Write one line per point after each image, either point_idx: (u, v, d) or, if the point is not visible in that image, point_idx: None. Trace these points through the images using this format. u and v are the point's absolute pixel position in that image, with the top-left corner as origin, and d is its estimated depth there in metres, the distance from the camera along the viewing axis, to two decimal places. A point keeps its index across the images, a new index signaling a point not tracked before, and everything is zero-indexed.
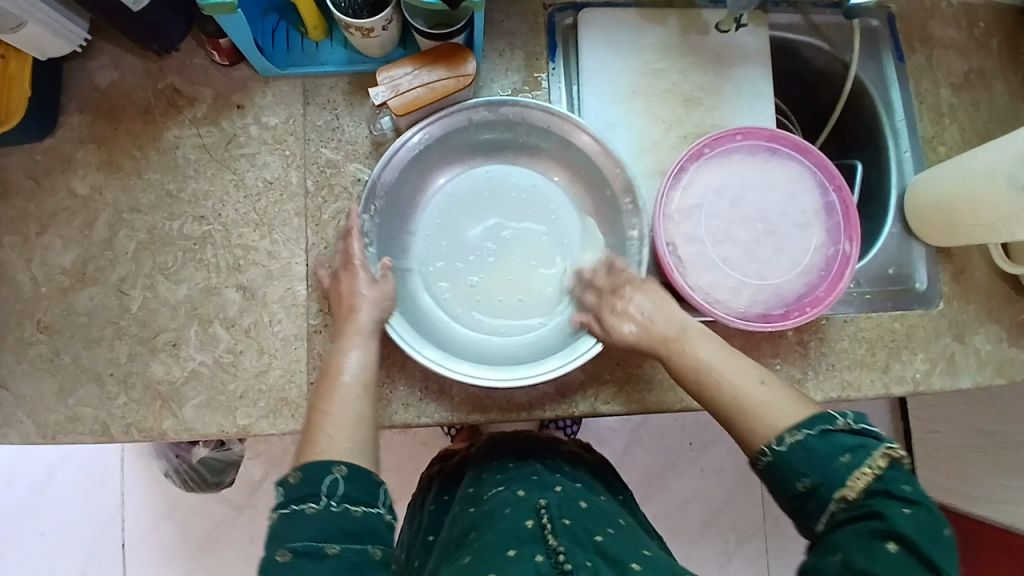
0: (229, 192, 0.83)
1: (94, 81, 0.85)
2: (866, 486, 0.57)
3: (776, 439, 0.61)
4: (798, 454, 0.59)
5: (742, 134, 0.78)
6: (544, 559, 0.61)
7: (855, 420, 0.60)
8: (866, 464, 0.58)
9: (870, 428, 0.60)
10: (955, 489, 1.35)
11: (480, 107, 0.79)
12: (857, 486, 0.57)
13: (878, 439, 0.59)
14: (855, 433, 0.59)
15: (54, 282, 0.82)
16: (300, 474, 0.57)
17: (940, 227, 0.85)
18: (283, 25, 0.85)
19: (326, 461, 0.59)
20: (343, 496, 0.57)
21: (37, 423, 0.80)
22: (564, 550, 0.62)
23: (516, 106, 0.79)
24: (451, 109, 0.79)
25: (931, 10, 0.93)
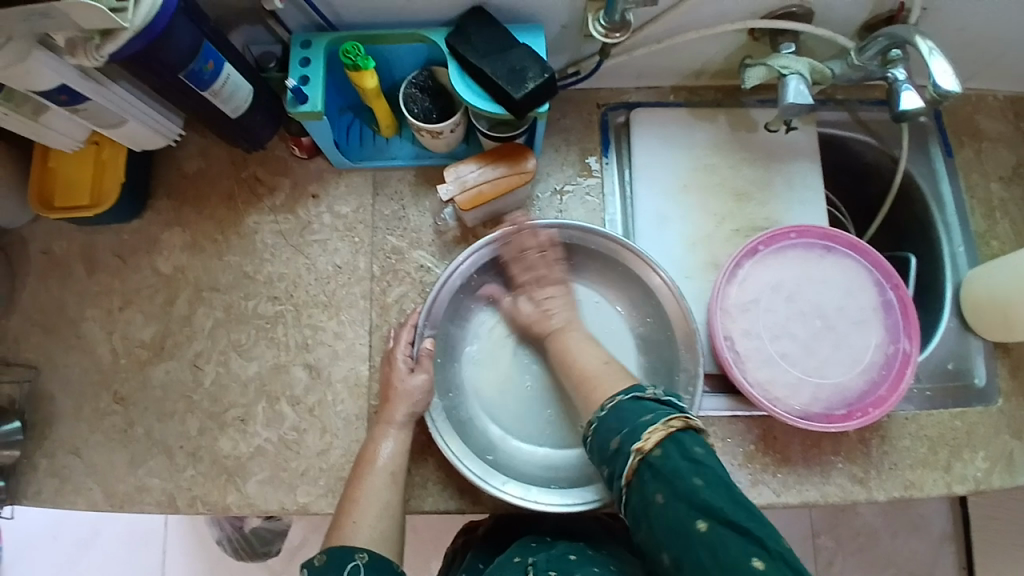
0: (301, 275, 0.88)
1: (183, 169, 0.93)
2: (659, 441, 0.58)
3: (606, 406, 0.65)
4: (612, 415, 0.63)
5: (797, 233, 0.80)
6: None
7: (665, 392, 0.64)
8: (663, 422, 0.59)
9: (679, 400, 0.63)
10: None
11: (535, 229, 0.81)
12: (652, 440, 0.58)
13: (683, 409, 0.61)
14: (661, 400, 0.62)
15: (134, 355, 0.88)
16: (326, 558, 0.63)
17: (1000, 327, 0.84)
18: (358, 122, 0.92)
19: (347, 551, 0.64)
20: None
21: (108, 490, 0.84)
22: None
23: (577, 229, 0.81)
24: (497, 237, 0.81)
25: (978, 103, 0.96)
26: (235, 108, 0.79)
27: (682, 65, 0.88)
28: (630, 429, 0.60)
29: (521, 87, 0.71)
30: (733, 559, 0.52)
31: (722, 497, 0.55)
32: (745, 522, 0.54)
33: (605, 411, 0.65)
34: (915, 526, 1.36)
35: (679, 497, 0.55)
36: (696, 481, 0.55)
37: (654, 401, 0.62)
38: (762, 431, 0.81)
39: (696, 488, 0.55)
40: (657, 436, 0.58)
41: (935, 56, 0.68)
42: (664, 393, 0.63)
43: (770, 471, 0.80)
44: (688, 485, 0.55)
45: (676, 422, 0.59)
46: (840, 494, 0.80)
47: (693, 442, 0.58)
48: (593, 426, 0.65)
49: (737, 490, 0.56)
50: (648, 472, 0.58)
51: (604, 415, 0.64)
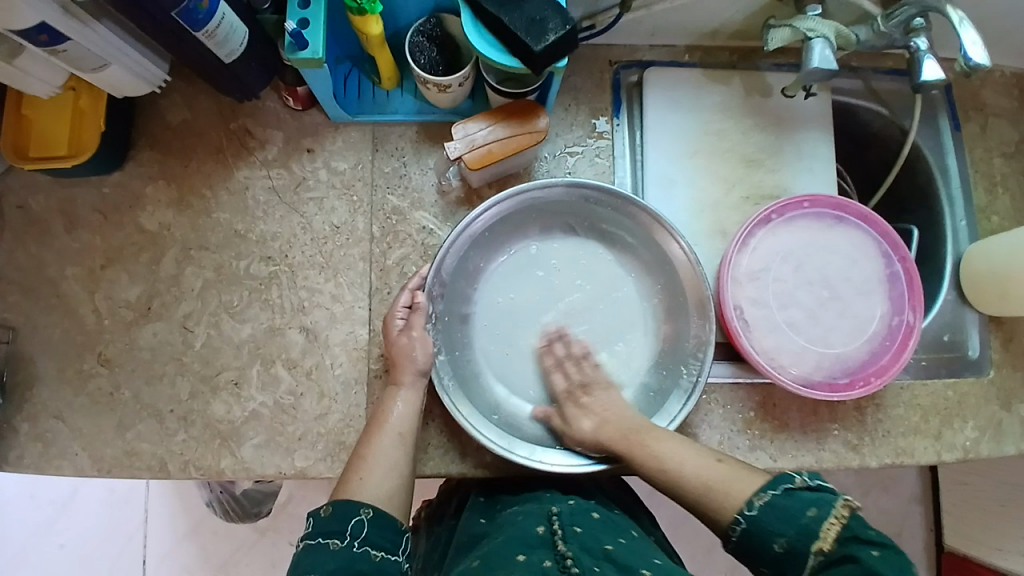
0: (296, 234, 0.84)
1: (167, 119, 0.87)
2: (835, 536, 0.58)
3: (746, 504, 0.63)
4: (768, 514, 0.61)
5: (809, 202, 0.79)
6: (552, 563, 0.59)
7: (811, 478, 0.63)
8: (831, 514, 0.59)
9: (825, 484, 0.63)
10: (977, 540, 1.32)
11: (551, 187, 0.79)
12: (829, 537, 0.58)
13: (834, 492, 0.61)
14: (813, 488, 0.62)
15: (118, 315, 0.83)
16: (331, 510, 0.64)
17: (994, 296, 0.85)
18: (355, 73, 0.87)
19: (351, 507, 0.64)
20: (364, 539, 0.63)
21: (95, 455, 0.81)
22: (572, 556, 0.60)
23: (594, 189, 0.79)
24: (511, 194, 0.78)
25: (990, 75, 0.95)
26: (228, 53, 0.73)
27: (699, 23, 0.84)
28: (796, 529, 0.59)
29: (540, 39, 0.67)
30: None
31: (892, 566, 0.56)
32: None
33: (755, 509, 0.62)
34: (886, 487, 1.42)
35: (857, 572, 0.56)
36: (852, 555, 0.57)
37: (806, 490, 0.61)
38: (762, 399, 0.82)
39: (809, 521, 0.59)
40: (832, 533, 0.58)
41: (966, 27, 0.68)
42: (811, 479, 0.63)
43: (769, 438, 0.81)
44: (802, 520, 0.59)
45: (844, 510, 0.59)
46: (836, 461, 0.82)
47: (862, 525, 0.59)
48: (740, 525, 0.62)
49: (905, 561, 0.57)
50: (828, 566, 0.58)
51: (756, 511, 0.62)
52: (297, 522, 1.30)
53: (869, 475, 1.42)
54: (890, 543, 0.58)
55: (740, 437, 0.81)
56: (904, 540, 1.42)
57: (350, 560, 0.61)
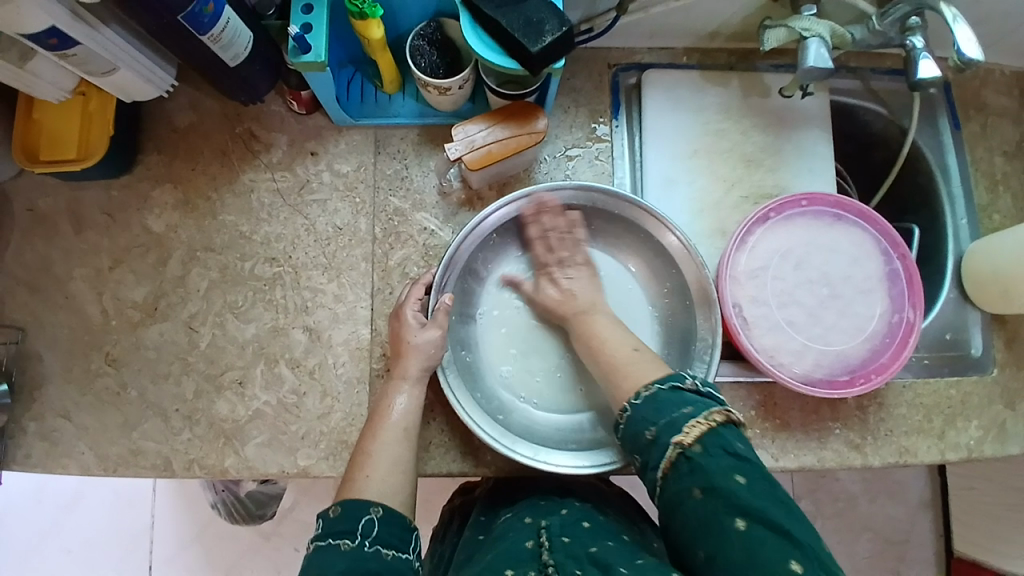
0: (300, 235, 0.86)
1: (174, 123, 0.88)
2: (702, 436, 0.60)
3: (635, 394, 0.65)
4: (647, 405, 0.63)
5: (808, 199, 0.79)
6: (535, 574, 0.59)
7: (702, 383, 0.65)
8: (704, 415, 0.61)
9: (714, 393, 0.64)
10: (985, 546, 1.30)
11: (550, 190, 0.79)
12: (693, 433, 0.60)
13: (718, 400, 0.63)
14: (699, 392, 0.63)
15: (125, 316, 0.85)
16: (340, 510, 0.64)
17: (997, 295, 0.84)
18: (358, 77, 0.89)
19: (361, 507, 0.64)
20: (376, 538, 0.62)
21: (101, 454, 0.82)
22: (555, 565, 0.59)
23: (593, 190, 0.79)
24: (515, 197, 0.78)
25: (989, 75, 0.95)
26: (234, 56, 0.75)
27: (696, 25, 0.85)
28: (667, 421, 0.61)
29: (537, 41, 0.68)
30: (776, 552, 0.54)
31: (756, 493, 0.57)
32: (784, 518, 0.56)
33: (641, 400, 0.64)
34: (892, 493, 1.41)
35: (716, 492, 0.57)
36: (734, 475, 0.58)
37: (690, 393, 0.63)
38: (763, 398, 0.82)
39: (684, 416, 0.61)
40: (697, 431, 0.60)
41: (960, 24, 0.67)
42: (702, 385, 0.64)
43: (770, 437, 0.81)
44: (677, 417, 0.61)
45: (716, 416, 0.60)
46: (837, 460, 0.81)
47: (733, 437, 0.60)
48: (626, 415, 0.65)
49: (773, 484, 0.59)
50: (690, 463, 0.59)
51: (640, 405, 0.64)
52: (301, 526, 1.31)
53: (874, 480, 1.41)
54: (758, 466, 0.59)
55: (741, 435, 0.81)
56: (911, 546, 1.40)
57: (364, 559, 0.60)
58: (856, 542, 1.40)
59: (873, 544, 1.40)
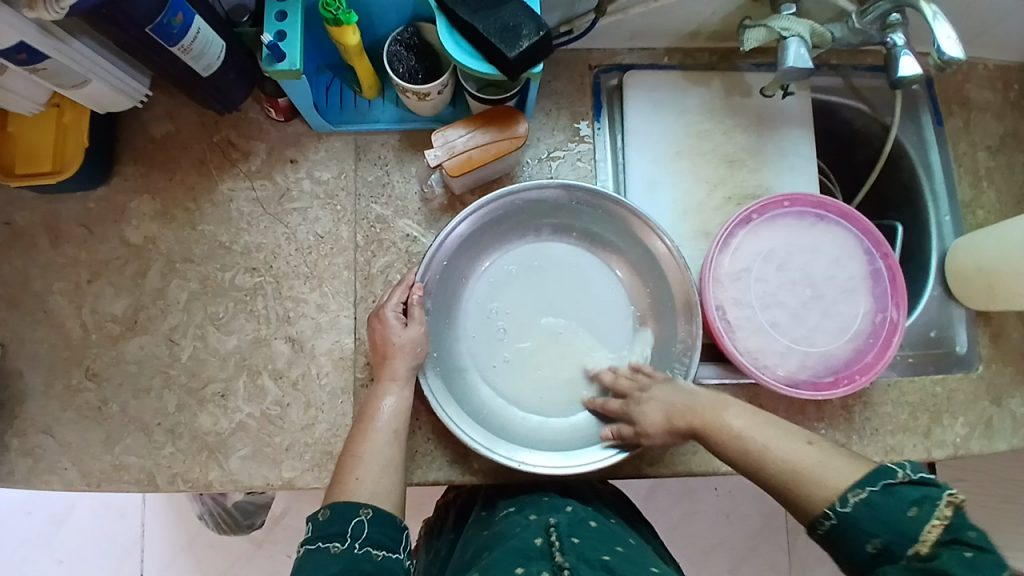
0: (281, 245, 0.85)
1: (150, 132, 0.87)
2: (937, 536, 0.51)
3: (838, 501, 0.54)
4: (866, 516, 0.53)
5: (790, 201, 0.79)
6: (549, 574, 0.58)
7: (910, 469, 0.54)
8: (932, 512, 0.51)
9: (925, 474, 0.54)
10: None
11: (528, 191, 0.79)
12: (930, 538, 0.51)
13: (937, 485, 0.53)
14: (913, 483, 0.53)
15: (105, 329, 0.84)
16: (330, 512, 0.63)
17: (980, 292, 0.85)
18: (337, 83, 0.88)
19: (350, 509, 0.63)
20: (366, 538, 0.62)
21: (83, 470, 0.81)
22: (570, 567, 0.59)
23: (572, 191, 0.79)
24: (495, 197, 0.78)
25: (970, 71, 0.95)
26: (206, 66, 0.74)
27: (677, 25, 0.85)
28: (890, 530, 0.52)
29: (515, 45, 0.68)
30: None
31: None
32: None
33: (850, 506, 0.54)
34: None
35: None
36: (974, 558, 0.50)
37: (906, 487, 0.53)
38: (748, 399, 0.81)
39: (909, 519, 0.51)
40: (934, 536, 0.50)
41: (940, 21, 0.67)
42: (913, 473, 0.54)
43: None
44: (901, 518, 0.52)
45: (950, 512, 0.51)
46: None
47: (965, 524, 0.51)
48: (830, 524, 0.54)
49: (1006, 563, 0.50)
50: (928, 574, 0.50)
51: (852, 512, 0.53)
52: (293, 533, 1.30)
53: None
54: (997, 548, 0.50)
55: None
56: None
57: (357, 561, 0.60)
58: None
59: None
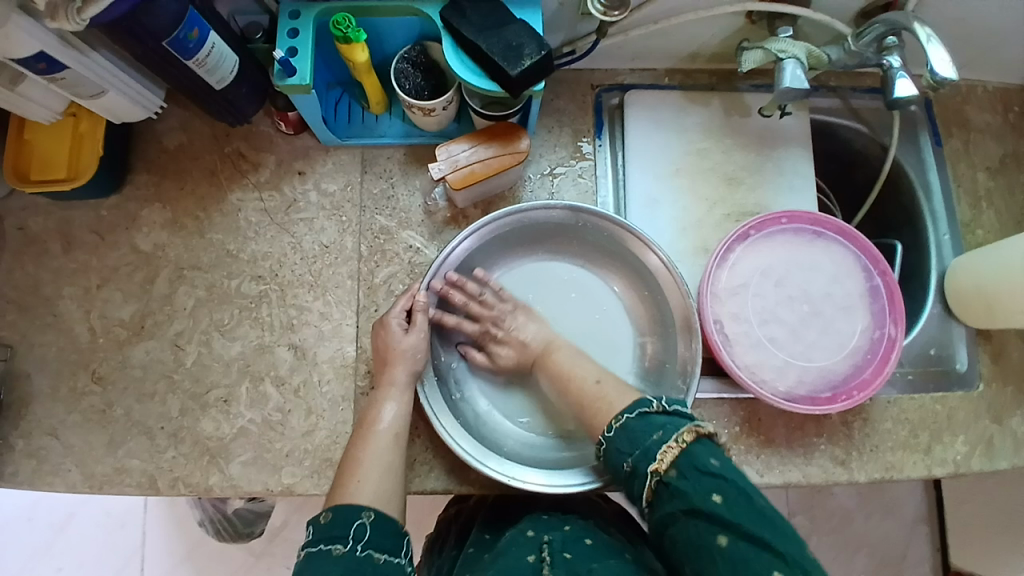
0: (286, 254, 0.86)
1: (164, 143, 0.90)
2: (674, 458, 0.62)
3: (608, 425, 0.68)
4: (620, 436, 0.65)
5: (788, 217, 0.80)
6: None
7: (670, 402, 0.66)
8: (673, 438, 0.62)
9: (683, 408, 0.66)
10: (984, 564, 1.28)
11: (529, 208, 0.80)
12: (666, 458, 0.62)
13: (689, 418, 0.64)
14: (667, 412, 0.65)
15: (112, 334, 0.85)
16: (332, 515, 0.63)
17: (980, 311, 0.85)
18: (346, 98, 0.90)
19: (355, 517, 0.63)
20: (367, 542, 0.62)
21: (88, 472, 0.82)
22: None
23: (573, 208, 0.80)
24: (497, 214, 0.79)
25: (970, 93, 0.96)
26: (219, 80, 0.76)
27: (677, 47, 0.87)
28: (641, 450, 0.63)
29: (517, 64, 0.70)
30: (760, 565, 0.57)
31: (734, 507, 0.59)
32: (747, 487, 0.61)
33: (611, 431, 0.67)
34: (888, 509, 1.39)
35: (698, 512, 0.59)
36: (711, 494, 0.59)
37: (660, 415, 0.65)
38: (746, 414, 0.81)
39: (654, 441, 0.63)
40: (670, 455, 0.62)
41: (933, 44, 0.68)
42: (669, 403, 0.66)
43: (754, 453, 0.80)
44: (648, 440, 0.63)
45: (688, 436, 0.63)
46: (822, 476, 0.81)
47: (705, 453, 0.62)
48: (602, 446, 0.67)
49: (753, 498, 0.60)
50: (663, 486, 0.62)
51: (612, 435, 0.66)
52: (292, 545, 1.30)
53: (869, 496, 1.40)
54: (732, 478, 0.60)
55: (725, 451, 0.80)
56: (909, 563, 1.38)
57: (358, 565, 0.60)
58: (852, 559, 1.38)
59: (870, 560, 1.38)
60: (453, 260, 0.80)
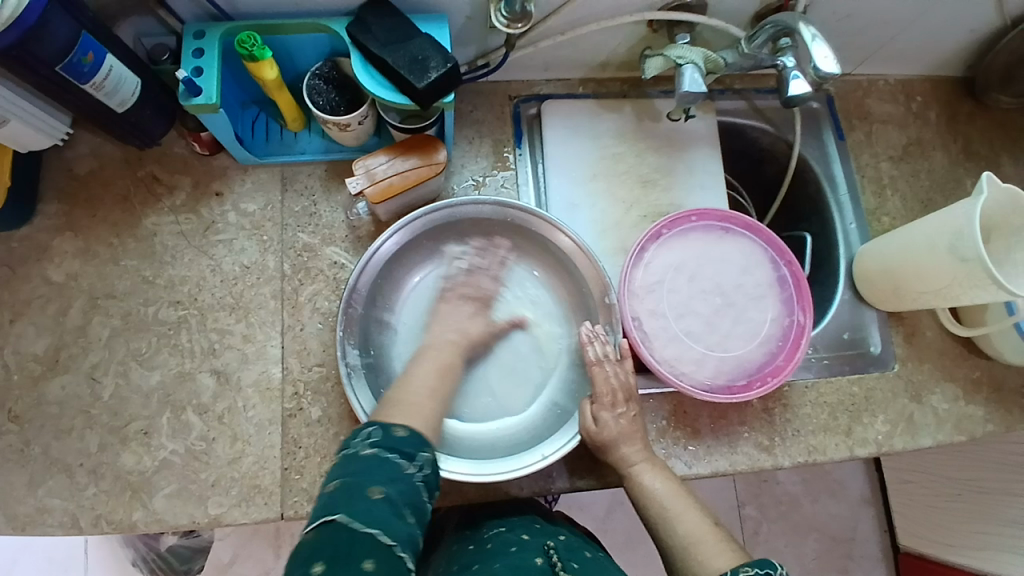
0: (206, 277, 0.85)
1: (72, 169, 0.87)
2: None
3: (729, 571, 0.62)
4: None
5: (697, 215, 0.83)
6: None
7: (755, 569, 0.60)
8: None
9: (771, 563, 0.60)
10: (925, 538, 1.34)
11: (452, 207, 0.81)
12: None
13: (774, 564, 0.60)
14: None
15: (24, 370, 0.82)
16: (405, 432, 0.66)
17: (888, 292, 0.89)
18: (262, 117, 0.90)
19: (385, 463, 0.62)
20: (426, 476, 0.65)
21: (2, 517, 0.78)
22: None
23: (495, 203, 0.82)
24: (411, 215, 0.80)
25: (868, 88, 1.02)
26: (120, 102, 0.75)
27: (588, 56, 0.90)
28: None
29: (423, 77, 0.71)
30: None
31: None
32: None
33: None
34: (834, 492, 1.44)
35: None
36: None
37: None
38: (673, 406, 0.84)
39: None
40: None
41: (818, 43, 0.72)
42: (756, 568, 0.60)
43: (683, 445, 0.83)
44: None
45: None
46: (749, 463, 0.83)
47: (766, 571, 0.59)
48: None
49: None
50: None
51: None
52: None
53: (815, 480, 1.44)
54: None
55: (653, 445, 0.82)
56: (857, 543, 1.43)
57: (401, 498, 0.61)
58: (803, 544, 1.42)
59: (820, 544, 1.42)
60: (375, 269, 0.80)
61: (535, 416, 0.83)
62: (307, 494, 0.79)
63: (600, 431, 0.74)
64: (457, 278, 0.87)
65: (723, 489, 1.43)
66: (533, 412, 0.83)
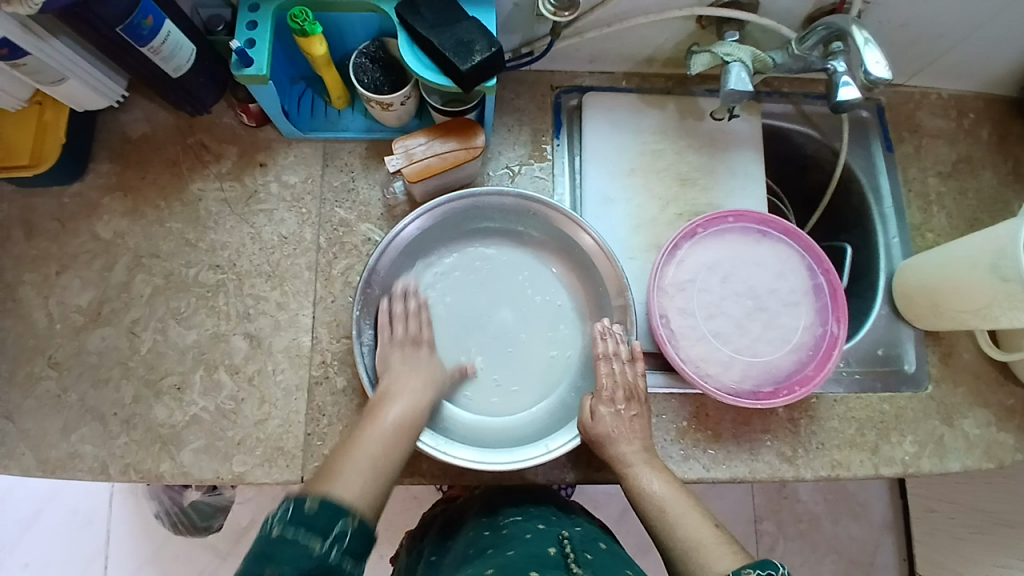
0: (245, 244, 0.87)
1: (127, 133, 0.90)
2: None
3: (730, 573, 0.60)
4: None
5: (735, 217, 0.82)
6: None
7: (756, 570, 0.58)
8: None
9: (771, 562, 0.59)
10: None
11: (481, 194, 0.82)
12: None
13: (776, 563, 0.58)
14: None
15: (69, 320, 0.86)
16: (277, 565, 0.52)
17: (926, 310, 0.86)
18: (309, 93, 0.92)
19: (341, 508, 0.56)
20: (347, 547, 0.55)
21: (39, 457, 0.82)
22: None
23: (519, 197, 0.82)
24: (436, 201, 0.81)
25: (921, 101, 0.99)
26: (176, 67, 0.78)
27: (634, 50, 0.89)
28: None
29: (467, 59, 0.71)
30: None
31: None
32: None
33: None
34: (855, 514, 1.40)
35: None
36: None
37: None
38: (694, 408, 0.83)
39: None
40: None
41: (871, 47, 0.70)
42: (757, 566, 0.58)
43: (702, 447, 0.82)
44: None
45: None
46: (769, 472, 0.82)
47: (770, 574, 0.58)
48: None
49: None
50: None
51: None
52: None
53: (836, 500, 1.41)
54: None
55: (671, 444, 0.82)
56: (876, 569, 1.39)
57: None
58: (819, 564, 1.38)
59: (837, 566, 1.39)
60: (401, 246, 0.82)
61: (544, 411, 0.83)
62: (327, 461, 0.80)
63: (596, 426, 0.74)
64: (478, 262, 0.88)
65: (740, 500, 1.41)
66: (541, 408, 0.83)
